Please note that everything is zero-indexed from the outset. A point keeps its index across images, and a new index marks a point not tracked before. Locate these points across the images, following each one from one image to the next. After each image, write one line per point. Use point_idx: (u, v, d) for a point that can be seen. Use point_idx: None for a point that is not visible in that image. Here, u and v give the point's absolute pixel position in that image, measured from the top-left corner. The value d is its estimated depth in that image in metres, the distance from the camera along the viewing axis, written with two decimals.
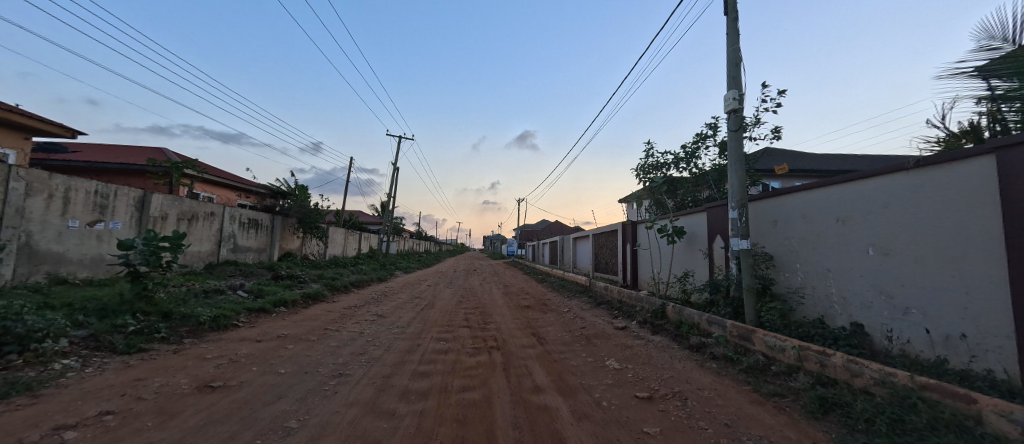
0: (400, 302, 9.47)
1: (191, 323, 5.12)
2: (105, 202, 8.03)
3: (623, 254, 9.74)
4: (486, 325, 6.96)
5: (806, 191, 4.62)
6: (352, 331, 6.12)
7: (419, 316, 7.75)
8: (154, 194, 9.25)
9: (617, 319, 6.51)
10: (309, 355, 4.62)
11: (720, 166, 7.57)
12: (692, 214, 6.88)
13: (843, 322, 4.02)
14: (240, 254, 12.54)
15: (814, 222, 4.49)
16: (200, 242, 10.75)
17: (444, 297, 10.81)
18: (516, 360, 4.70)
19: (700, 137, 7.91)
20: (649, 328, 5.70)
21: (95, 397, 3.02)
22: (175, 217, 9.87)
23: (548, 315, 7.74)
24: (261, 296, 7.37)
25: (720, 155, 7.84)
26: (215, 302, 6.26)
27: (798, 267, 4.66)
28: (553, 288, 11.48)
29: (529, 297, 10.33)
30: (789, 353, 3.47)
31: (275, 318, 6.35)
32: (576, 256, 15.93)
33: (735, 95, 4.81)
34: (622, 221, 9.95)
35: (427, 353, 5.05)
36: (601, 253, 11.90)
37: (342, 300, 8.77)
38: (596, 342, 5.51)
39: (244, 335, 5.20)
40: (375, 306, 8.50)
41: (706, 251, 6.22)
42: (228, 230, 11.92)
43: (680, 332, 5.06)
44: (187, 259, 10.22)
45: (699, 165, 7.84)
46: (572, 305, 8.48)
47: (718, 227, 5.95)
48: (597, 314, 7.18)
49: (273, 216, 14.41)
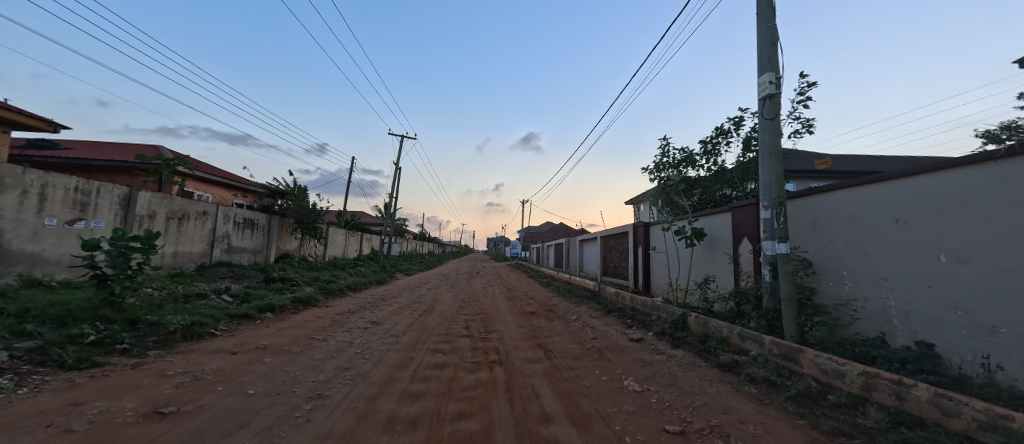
0: (397, 308, 8.94)
1: (160, 332, 4.62)
2: (86, 201, 7.59)
3: (634, 258, 9.16)
4: (488, 334, 6.40)
5: (853, 188, 4.03)
6: (341, 340, 5.59)
7: (416, 323, 7.19)
8: (141, 192, 8.78)
9: (631, 329, 5.92)
10: (286, 371, 4.09)
11: (743, 162, 6.97)
12: (714, 215, 6.27)
13: (906, 341, 3.42)
14: (235, 255, 12.10)
15: (864, 223, 3.90)
16: (191, 242, 10.30)
17: (445, 301, 10.27)
18: (521, 379, 4.12)
19: (720, 132, 7.31)
20: (668, 341, 5.11)
21: (13, 429, 2.51)
22: (164, 216, 9.43)
23: (555, 324, 7.15)
24: (248, 301, 6.88)
25: (742, 152, 7.23)
26: (194, 307, 5.78)
27: (845, 275, 4.06)
28: (559, 293, 10.91)
29: (534, 302, 9.76)
30: (852, 380, 2.87)
31: (258, 325, 5.83)
32: (582, 259, 15.36)
33: (771, 78, 4.21)
34: (632, 222, 9.37)
35: (421, 368, 4.49)
36: (610, 256, 11.28)
37: (336, 304, 8.26)
38: (610, 356, 4.92)
39: (219, 345, 4.69)
40: (370, 312, 7.97)
41: (730, 256, 5.62)
42: (221, 230, 11.48)
43: (706, 346, 4.48)
44: (176, 260, 9.76)
45: (719, 162, 7.25)
46: (580, 312, 7.89)
47: (746, 229, 5.34)
48: (608, 323, 6.59)
49: (270, 216, 14.01)
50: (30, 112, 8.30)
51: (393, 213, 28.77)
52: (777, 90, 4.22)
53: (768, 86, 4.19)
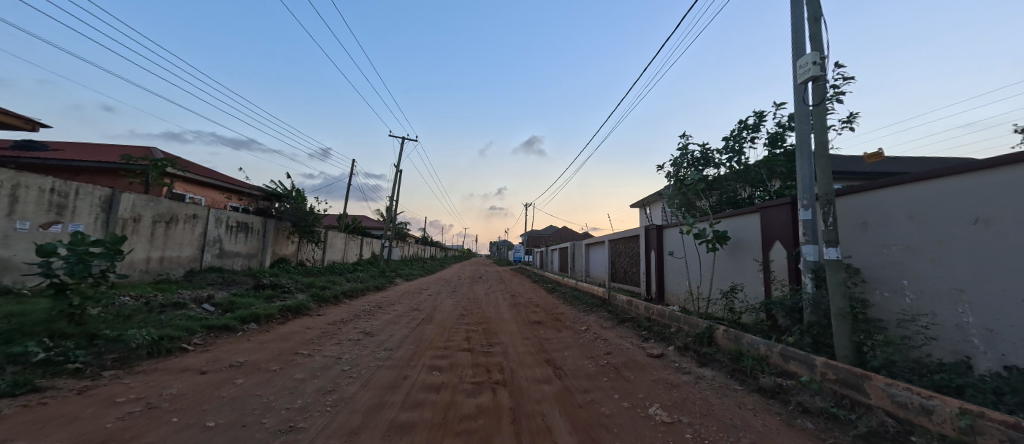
0: (394, 316, 8.40)
1: (121, 349, 4.10)
2: (63, 203, 7.14)
3: (646, 263, 8.61)
4: (490, 347, 5.84)
5: (915, 183, 3.44)
6: (328, 355, 5.05)
7: (412, 334, 6.63)
8: (124, 193, 8.31)
9: (649, 343, 5.35)
10: (258, 396, 3.55)
11: (770, 160, 6.45)
12: (737, 217, 5.73)
13: (994, 366, 2.83)
14: (227, 260, 11.65)
15: (931, 223, 3.31)
16: (180, 247, 9.84)
17: (445, 309, 9.73)
18: (529, 405, 3.56)
19: (744, 126, 6.79)
20: (693, 358, 4.53)
21: None
22: (150, 219, 8.97)
23: (563, 335, 6.59)
24: (231, 310, 6.37)
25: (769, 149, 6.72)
26: (168, 319, 5.26)
27: (908, 284, 3.47)
28: (566, 300, 10.34)
29: (540, 310, 9.20)
30: (948, 421, 2.28)
31: (237, 338, 5.31)
32: (588, 264, 14.76)
33: (815, 58, 3.66)
34: (644, 225, 8.81)
35: (414, 390, 3.93)
36: (619, 261, 10.70)
37: (328, 313, 7.73)
38: (628, 375, 4.35)
39: (187, 364, 4.16)
40: (364, 322, 7.40)
41: (760, 262, 5.06)
42: (212, 234, 11.02)
43: (740, 366, 3.90)
44: (162, 265, 9.29)
45: (744, 159, 6.73)
46: (590, 322, 7.33)
47: (779, 231, 4.78)
48: (622, 335, 6.01)
49: (266, 219, 13.57)
50: (8, 110, 7.88)
51: (394, 217, 28.31)
52: (822, 72, 3.67)
53: (812, 67, 3.64)
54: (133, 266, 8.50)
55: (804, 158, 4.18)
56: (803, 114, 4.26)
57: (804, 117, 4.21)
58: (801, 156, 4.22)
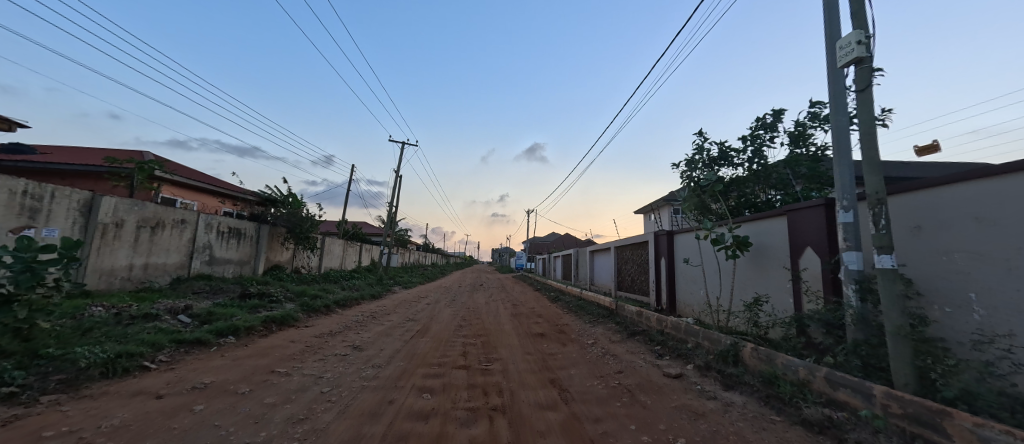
0: (387, 327, 7.90)
1: (68, 369, 3.62)
2: (37, 207, 6.73)
3: (656, 271, 8.11)
4: (488, 364, 5.32)
5: (980, 179, 2.93)
6: (308, 374, 4.55)
7: (404, 349, 6.10)
8: (105, 197, 7.90)
9: (665, 361, 4.81)
10: (215, 427, 3.04)
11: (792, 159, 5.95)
12: (760, 220, 5.23)
13: None
14: (218, 267, 11.20)
15: (999, 225, 2.79)
16: (166, 253, 9.42)
17: (443, 319, 9.23)
18: (531, 438, 3.04)
19: (763, 124, 6.32)
20: (717, 379, 4.00)
21: None
22: (135, 224, 8.56)
23: (568, 349, 6.06)
24: (208, 322, 5.88)
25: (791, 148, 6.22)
26: (133, 334, 4.77)
27: (978, 298, 2.93)
28: (570, 310, 9.82)
29: (542, 321, 8.67)
30: None
31: (210, 354, 4.82)
32: (592, 271, 14.25)
33: (860, 37, 3.18)
34: (653, 231, 8.33)
35: (399, 419, 3.41)
36: (626, 269, 10.16)
37: (317, 324, 7.24)
38: (644, 399, 3.82)
39: (143, 387, 3.67)
40: (354, 334, 6.88)
41: (789, 271, 4.54)
42: (202, 240, 10.60)
43: (775, 392, 3.37)
44: (147, 273, 8.88)
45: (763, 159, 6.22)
46: (596, 335, 6.80)
47: (812, 237, 4.27)
48: (633, 351, 5.47)
49: (260, 225, 13.17)
50: None
51: (394, 223, 27.97)
52: (868, 53, 3.18)
53: (856, 47, 3.15)
54: (114, 274, 8.08)
55: (842, 153, 3.71)
56: (840, 105, 3.79)
57: (841, 108, 3.74)
58: (838, 152, 3.75)
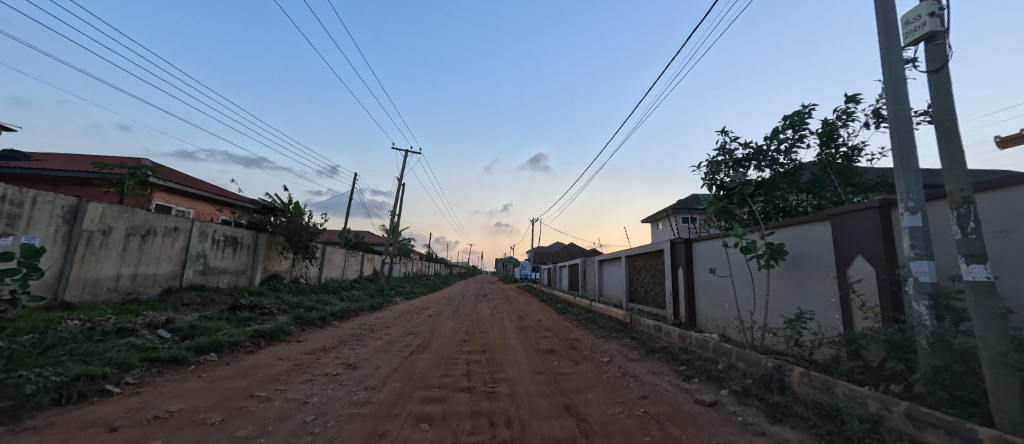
0: (385, 342, 7.38)
1: (12, 396, 3.13)
2: (16, 213, 6.35)
3: (674, 282, 7.57)
4: (494, 385, 4.78)
5: None
6: (291, 398, 4.03)
7: (402, 367, 5.57)
8: (92, 203, 7.54)
9: (694, 385, 4.24)
10: None
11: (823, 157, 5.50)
12: (796, 226, 4.70)
13: None
14: (212, 276, 10.78)
15: None
16: (157, 262, 9.03)
17: (444, 333, 8.70)
18: None
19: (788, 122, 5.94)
20: (761, 409, 3.43)
21: None
22: (123, 232, 8.19)
23: (581, 368, 5.50)
24: (190, 337, 5.41)
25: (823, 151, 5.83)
26: (100, 352, 4.30)
27: None
28: (580, 323, 9.25)
29: (551, 335, 8.12)
30: None
31: (185, 375, 4.34)
32: (601, 282, 13.69)
33: (933, 8, 2.72)
34: (669, 239, 7.81)
35: None
36: (639, 279, 9.62)
37: (309, 339, 6.75)
38: (678, 434, 3.26)
39: (97, 417, 3.17)
40: (348, 350, 6.36)
41: (837, 283, 4.01)
42: (196, 248, 10.20)
43: (840, 430, 2.80)
44: (135, 283, 8.48)
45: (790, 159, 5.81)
46: (611, 352, 6.25)
47: (863, 243, 3.76)
48: (656, 372, 4.90)
49: (257, 234, 12.80)
50: None
51: (397, 232, 27.60)
52: (943, 26, 2.71)
53: (929, 20, 2.70)
54: (99, 284, 7.68)
55: (904, 148, 3.23)
56: (899, 93, 3.33)
57: (901, 96, 3.29)
58: (898, 145, 3.26)
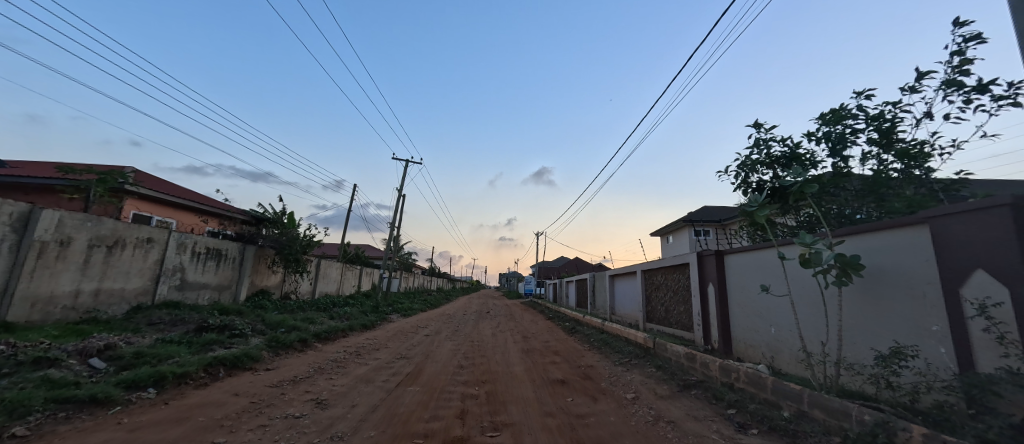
0: (370, 369, 6.41)
1: None
2: None
3: (705, 301, 6.55)
4: (495, 433, 3.77)
5: None
6: None
7: (384, 405, 4.57)
8: (46, 209, 6.78)
9: (756, 440, 3.22)
10: None
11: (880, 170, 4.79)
12: (873, 233, 3.76)
13: None
14: (190, 292, 9.92)
15: None
16: (126, 277, 8.21)
17: (440, 357, 7.70)
18: None
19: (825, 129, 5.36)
20: None
21: None
22: (86, 243, 7.41)
23: (602, 407, 4.49)
24: (129, 368, 4.52)
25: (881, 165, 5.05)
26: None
27: None
28: (593, 346, 8.23)
29: (561, 361, 7.10)
30: None
31: (99, 422, 3.39)
32: (613, 299, 12.65)
33: None
34: (696, 251, 6.83)
35: None
36: (659, 297, 8.59)
37: (280, 367, 5.79)
38: None
39: None
40: (322, 382, 5.38)
41: (950, 307, 3.00)
42: (172, 261, 9.38)
43: None
44: (97, 300, 7.63)
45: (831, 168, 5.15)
46: (635, 385, 5.24)
47: (986, 252, 2.78)
48: (698, 417, 3.86)
49: (245, 246, 11.99)
50: None
51: (397, 246, 26.75)
52: None
53: None
54: (53, 302, 6.84)
55: None
56: None
57: None
58: None
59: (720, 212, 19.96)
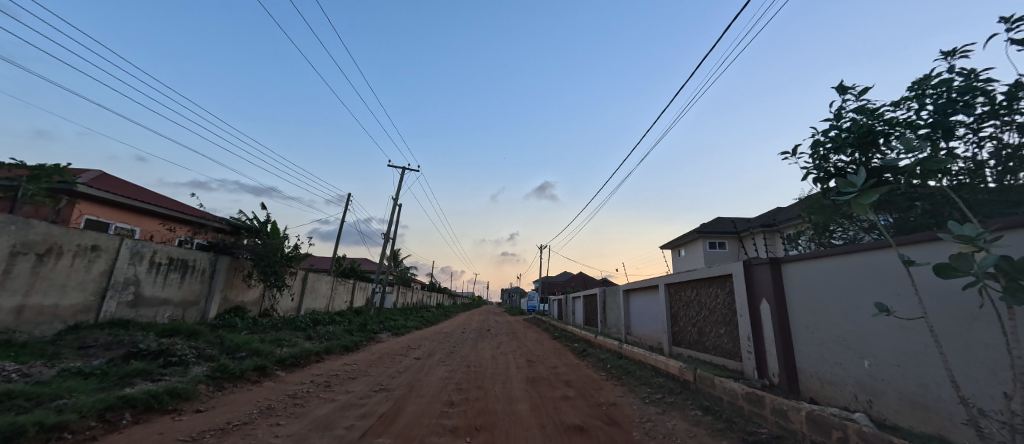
0: (335, 409, 5.06)
1: None
2: None
3: (760, 323, 5.20)
4: None
5: None
6: None
7: None
8: None
9: None
10: None
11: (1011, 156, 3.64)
12: None
13: None
14: (145, 309, 8.68)
15: None
16: (60, 292, 6.98)
17: (428, 389, 6.33)
18: None
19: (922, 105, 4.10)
20: None
21: None
22: (7, 249, 6.22)
23: None
24: None
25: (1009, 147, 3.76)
26: None
27: None
28: (612, 376, 6.85)
29: (575, 396, 5.74)
30: None
31: None
32: (628, 317, 11.24)
33: None
34: (743, 259, 5.54)
35: None
36: (689, 316, 7.25)
37: (214, 409, 4.47)
38: None
39: None
40: (262, 431, 4.03)
41: None
42: (125, 274, 8.16)
43: None
44: (20, 319, 6.39)
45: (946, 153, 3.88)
46: (682, 436, 3.87)
47: None
48: None
49: (217, 258, 10.77)
50: None
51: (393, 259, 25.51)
52: None
53: None
54: None
55: None
56: None
57: None
58: None
59: (736, 223, 18.68)
